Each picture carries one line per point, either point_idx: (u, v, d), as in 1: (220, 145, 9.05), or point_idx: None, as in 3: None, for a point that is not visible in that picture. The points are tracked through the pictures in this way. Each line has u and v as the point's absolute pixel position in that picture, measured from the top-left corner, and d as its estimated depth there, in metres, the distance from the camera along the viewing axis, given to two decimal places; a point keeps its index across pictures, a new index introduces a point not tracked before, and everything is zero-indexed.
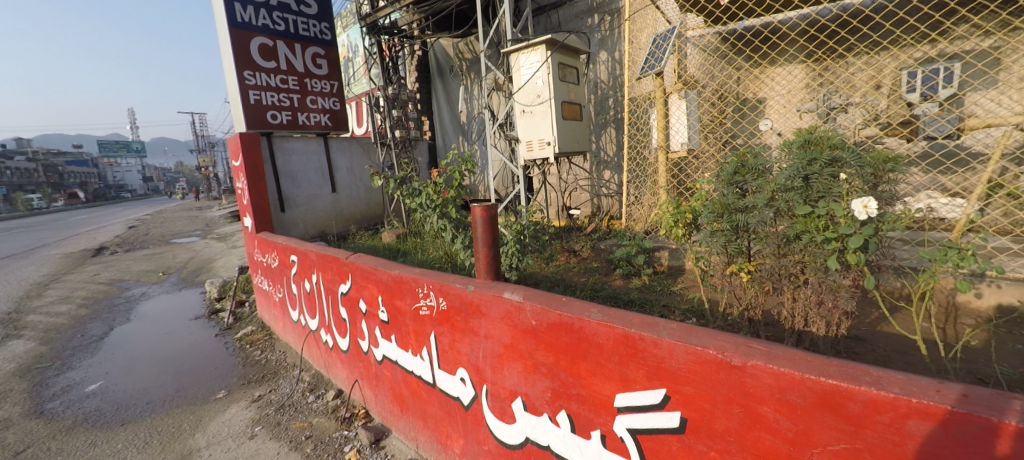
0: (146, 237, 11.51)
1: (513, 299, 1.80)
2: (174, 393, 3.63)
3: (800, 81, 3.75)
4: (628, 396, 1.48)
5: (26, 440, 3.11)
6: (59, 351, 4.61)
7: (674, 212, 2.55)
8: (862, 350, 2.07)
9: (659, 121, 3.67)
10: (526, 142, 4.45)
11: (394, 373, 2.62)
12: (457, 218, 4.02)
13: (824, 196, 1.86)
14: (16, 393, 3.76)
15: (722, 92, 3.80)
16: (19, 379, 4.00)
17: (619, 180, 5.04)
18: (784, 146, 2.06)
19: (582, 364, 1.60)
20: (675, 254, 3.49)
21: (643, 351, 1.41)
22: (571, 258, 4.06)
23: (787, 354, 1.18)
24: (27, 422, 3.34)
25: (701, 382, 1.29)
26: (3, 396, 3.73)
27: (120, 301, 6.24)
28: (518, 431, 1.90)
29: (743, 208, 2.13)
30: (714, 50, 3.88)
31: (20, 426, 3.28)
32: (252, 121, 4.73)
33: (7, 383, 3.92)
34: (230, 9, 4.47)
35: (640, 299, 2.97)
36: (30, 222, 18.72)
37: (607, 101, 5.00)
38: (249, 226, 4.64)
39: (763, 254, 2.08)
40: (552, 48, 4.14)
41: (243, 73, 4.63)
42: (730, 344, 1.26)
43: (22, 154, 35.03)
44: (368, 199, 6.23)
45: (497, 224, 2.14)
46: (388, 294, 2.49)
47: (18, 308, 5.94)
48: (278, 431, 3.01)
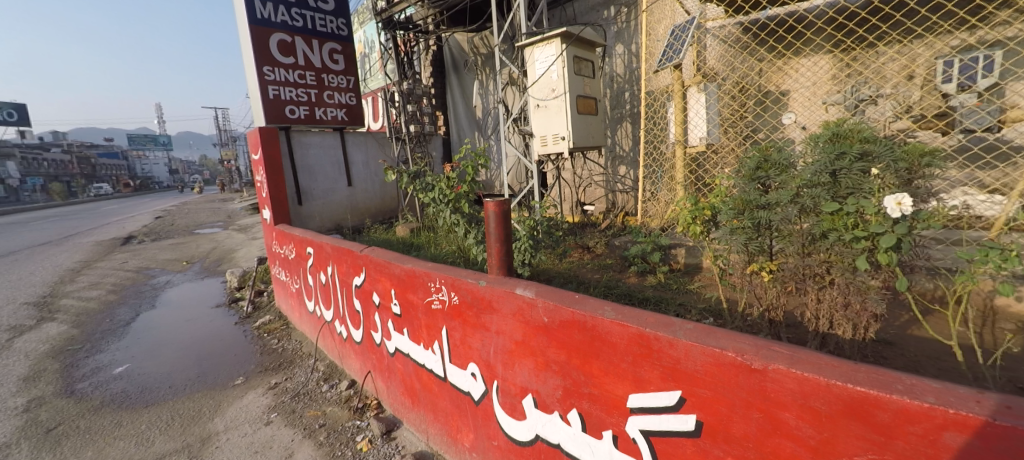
0: (171, 228, 11.80)
1: (526, 295, 1.76)
2: (195, 378, 3.69)
3: (826, 73, 3.54)
4: (641, 397, 1.44)
5: (57, 418, 3.18)
6: (89, 334, 4.73)
7: (691, 208, 2.48)
8: (891, 355, 1.99)
9: (677, 114, 3.70)
10: (540, 137, 4.39)
11: (406, 365, 2.61)
12: (470, 213, 3.99)
13: (854, 193, 1.79)
14: (49, 373, 3.86)
15: (743, 84, 3.71)
16: (51, 360, 4.11)
17: (634, 175, 4.97)
18: (810, 140, 1.98)
19: (595, 363, 1.56)
20: (692, 252, 3.41)
21: (659, 352, 1.37)
22: (585, 255, 4.01)
23: (812, 358, 1.12)
24: (58, 401, 3.42)
25: (718, 385, 1.24)
26: (36, 375, 3.83)
27: (146, 288, 6.39)
28: (529, 428, 1.87)
29: (765, 205, 2.05)
30: (734, 42, 3.78)
31: (51, 405, 3.36)
32: (271, 116, 4.76)
33: (40, 364, 4.03)
34: (250, 6, 4.48)
35: (655, 297, 2.91)
36: (63, 212, 19.36)
37: (623, 95, 4.91)
38: (267, 218, 4.69)
39: (788, 253, 2.01)
40: (567, 41, 4.06)
41: (262, 68, 4.65)
42: (749, 346, 1.20)
43: (53, 147, 36.14)
44: (383, 193, 6.26)
45: (510, 219, 2.10)
46: (401, 288, 2.48)
47: (52, 292, 6.12)
48: (293, 418, 3.03)
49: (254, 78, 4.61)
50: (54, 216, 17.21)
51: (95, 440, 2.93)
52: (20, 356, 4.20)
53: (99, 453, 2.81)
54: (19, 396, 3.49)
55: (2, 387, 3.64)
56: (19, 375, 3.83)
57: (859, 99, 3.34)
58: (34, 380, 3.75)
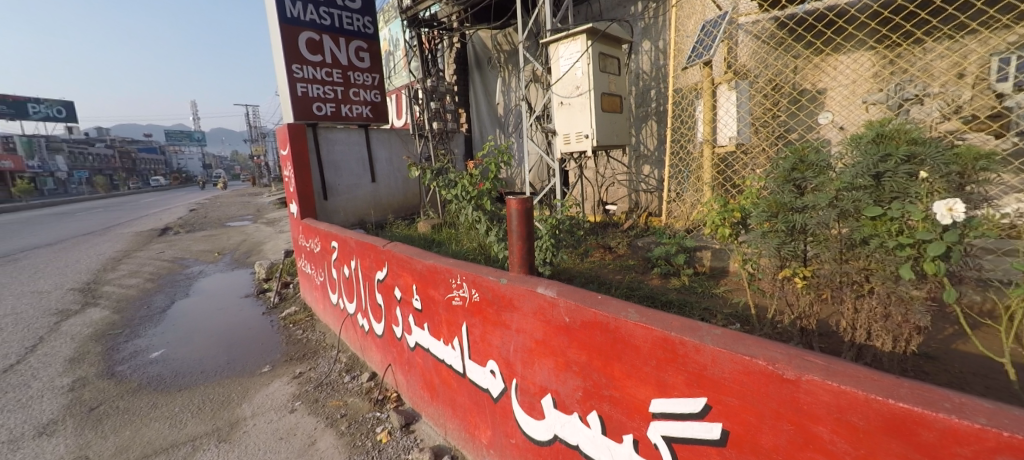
0: (203, 220, 12.21)
1: (547, 294, 1.73)
2: (225, 365, 3.80)
3: (868, 70, 3.38)
4: (664, 402, 1.40)
5: (99, 398, 3.33)
6: (128, 319, 4.93)
7: (720, 210, 2.41)
8: (933, 370, 1.89)
9: (706, 113, 3.67)
10: (563, 135, 4.36)
11: (425, 360, 2.63)
12: (491, 211, 4.00)
13: (898, 198, 1.70)
14: (92, 355, 4.03)
15: (777, 82, 3.57)
16: (94, 343, 4.30)
17: (659, 175, 4.87)
18: (851, 141, 1.89)
19: (617, 365, 1.53)
20: (718, 255, 3.33)
21: (684, 357, 1.32)
22: (607, 255, 3.97)
23: (850, 370, 1.07)
24: (100, 382, 3.57)
25: (747, 394, 1.19)
26: (80, 357, 4.00)
27: (181, 277, 6.63)
28: (547, 428, 1.85)
29: (801, 208, 1.98)
30: (769, 37, 3.65)
31: (94, 385, 3.51)
32: (299, 112, 4.86)
33: (84, 346, 4.22)
34: (280, 5, 4.57)
35: (680, 300, 2.85)
36: (105, 203, 20.27)
37: (648, 93, 4.82)
38: (295, 211, 4.79)
39: (823, 258, 1.94)
40: (593, 38, 4.01)
41: (292, 66, 4.74)
42: (781, 355, 1.15)
43: (97, 141, 37.83)
44: (406, 190, 6.31)
45: (533, 217, 2.08)
46: (422, 283, 2.49)
47: (95, 279, 6.41)
48: (316, 407, 3.09)
49: (284, 75, 4.71)
50: (98, 207, 18.06)
51: (133, 420, 3.05)
52: (66, 338, 4.41)
53: (136, 432, 2.92)
54: (65, 376, 3.66)
55: (50, 367, 3.82)
56: (65, 356, 4.02)
57: (904, 97, 3.16)
58: (78, 361, 3.93)
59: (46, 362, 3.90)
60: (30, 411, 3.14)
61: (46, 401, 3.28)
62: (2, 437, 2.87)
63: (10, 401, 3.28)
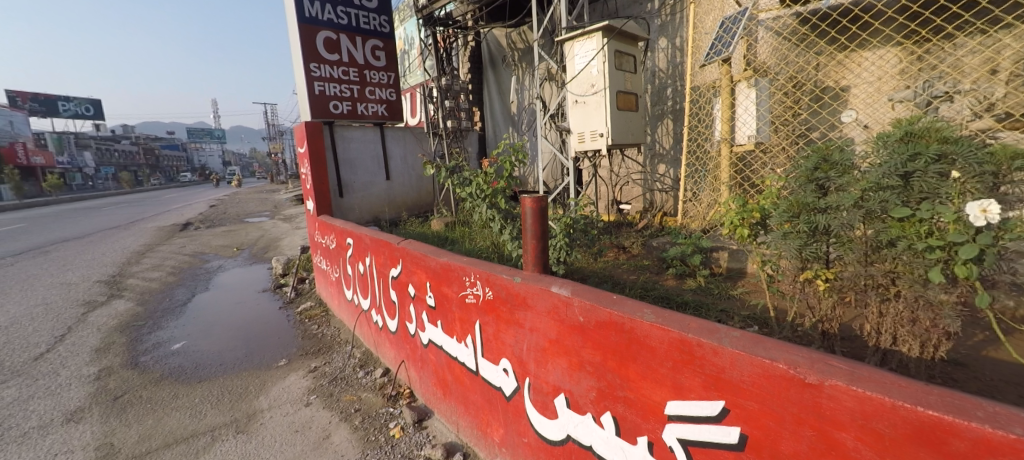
0: (223, 216, 12.47)
1: (561, 293, 1.72)
2: (243, 358, 3.87)
3: (894, 66, 3.21)
4: (680, 404, 1.38)
5: (124, 387, 3.42)
6: (151, 312, 5.06)
7: (739, 209, 2.36)
8: (962, 377, 1.83)
9: (724, 112, 3.63)
10: (578, 134, 4.34)
11: (438, 357, 2.64)
12: (506, 209, 3.99)
13: (929, 198, 1.65)
14: (117, 346, 4.14)
15: (798, 79, 3.49)
16: (119, 334, 4.42)
17: (675, 174, 4.81)
18: (878, 140, 1.84)
19: (632, 366, 1.51)
20: (736, 256, 3.28)
21: (701, 359, 1.30)
22: (621, 255, 3.94)
23: (875, 376, 1.04)
24: (124, 371, 3.67)
25: (766, 398, 1.17)
26: (106, 347, 4.12)
27: (201, 271, 6.77)
28: (560, 427, 1.84)
29: (824, 208, 1.93)
30: (791, 34, 3.55)
31: (118, 375, 3.61)
32: (316, 111, 4.92)
33: (109, 337, 4.34)
34: (299, 5, 4.63)
35: (695, 301, 2.81)
36: (130, 198, 20.86)
37: (665, 91, 4.76)
38: (311, 208, 4.85)
39: (847, 260, 1.89)
40: (608, 35, 3.97)
41: (309, 65, 4.80)
42: (803, 359, 1.13)
43: (122, 139, 38.82)
44: (420, 187, 6.33)
45: (547, 216, 2.06)
46: (436, 281, 2.50)
47: (120, 272, 6.59)
48: (330, 401, 3.13)
49: (302, 74, 4.77)
50: (123, 202, 18.59)
51: (156, 410, 3.13)
52: (92, 328, 4.54)
53: (158, 421, 2.99)
54: (91, 365, 3.77)
55: (77, 356, 3.93)
56: (91, 346, 4.14)
57: (932, 95, 3.00)
58: (104, 351, 4.04)
59: (74, 351, 4.02)
60: (58, 399, 3.24)
61: (73, 389, 3.38)
62: (32, 422, 2.96)
63: (39, 388, 3.39)
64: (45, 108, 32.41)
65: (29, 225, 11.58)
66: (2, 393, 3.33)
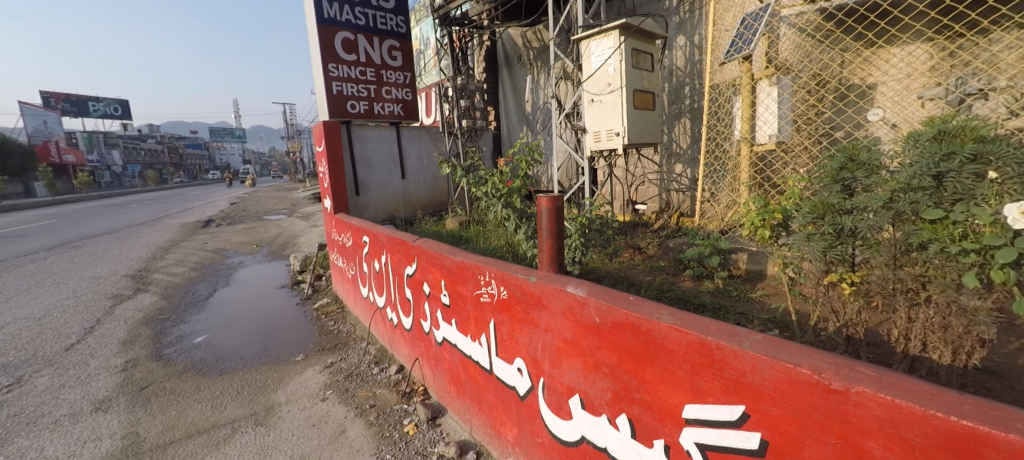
0: (243, 213, 12.72)
1: (577, 294, 1.70)
2: (262, 352, 3.95)
3: (925, 62, 3.10)
4: (698, 408, 1.36)
5: (149, 378, 3.51)
6: (175, 306, 5.19)
7: (760, 209, 2.30)
8: (996, 386, 1.77)
9: (744, 110, 3.57)
10: (593, 132, 4.31)
11: (452, 355, 2.65)
12: (521, 208, 3.98)
13: (963, 200, 1.60)
14: (143, 338, 4.26)
15: (823, 76, 3.39)
16: (144, 327, 4.54)
17: (692, 174, 4.74)
18: (908, 140, 1.79)
19: (648, 368, 1.49)
20: (755, 258, 3.22)
21: (721, 362, 1.28)
22: (636, 255, 3.90)
23: (905, 384, 1.01)
24: (149, 363, 3.77)
25: (789, 403, 1.14)
26: (132, 339, 4.23)
27: (222, 267, 6.92)
28: (575, 428, 1.83)
29: (850, 209, 1.88)
30: (815, 30, 3.43)
31: (144, 366, 3.70)
32: (334, 110, 4.98)
33: (135, 329, 4.47)
34: (318, 6, 4.69)
35: (713, 303, 2.77)
36: (153, 196, 21.41)
37: (682, 89, 4.69)
38: (329, 206, 4.91)
39: (874, 263, 1.83)
40: (626, 33, 3.93)
41: (328, 65, 4.86)
42: (828, 364, 1.10)
43: (147, 137, 39.86)
44: (435, 186, 6.35)
45: (563, 216, 2.05)
46: (451, 279, 2.50)
47: (146, 267, 6.77)
48: (346, 397, 3.16)
49: (320, 74, 4.83)
50: (148, 199, 19.11)
51: (179, 401, 3.21)
52: (119, 321, 4.67)
53: (181, 412, 3.06)
54: (118, 356, 3.88)
55: (105, 348, 4.05)
56: (118, 338, 4.26)
57: (965, 92, 2.92)
58: (130, 343, 4.16)
59: (102, 342, 4.15)
60: (87, 388, 3.35)
61: (102, 379, 3.48)
62: (63, 410, 3.07)
63: (69, 378, 3.51)
64: (75, 108, 33.60)
65: (61, 221, 11.99)
66: (35, 382, 3.45)
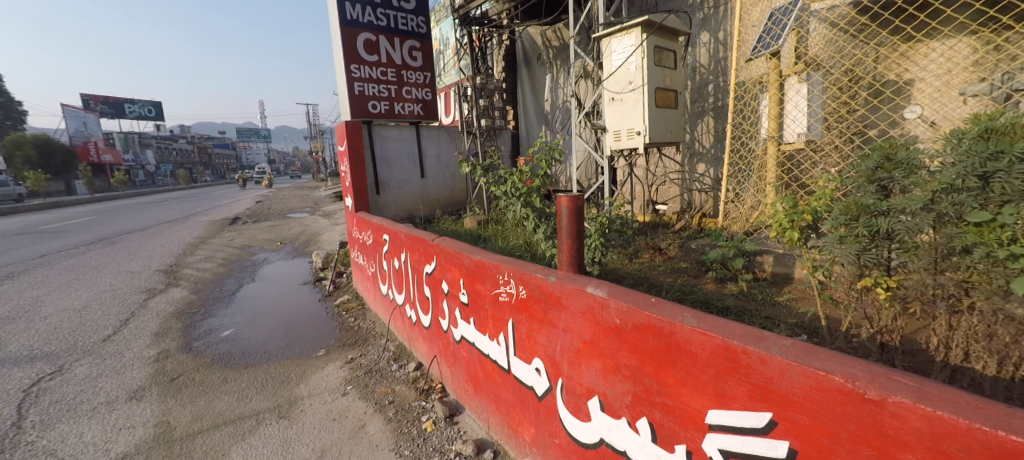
0: (268, 211, 13.02)
1: (597, 294, 1.68)
2: (286, 347, 4.03)
3: (966, 57, 2.87)
4: (722, 414, 1.32)
5: (179, 370, 3.62)
6: (204, 300, 5.34)
7: (789, 210, 2.23)
8: None
9: (772, 108, 3.56)
10: (614, 131, 4.26)
11: (471, 354, 2.65)
12: (540, 208, 3.96)
13: (1011, 202, 1.52)
14: (173, 331, 4.40)
15: (856, 73, 3.23)
16: (175, 320, 4.69)
17: (715, 174, 4.64)
18: (951, 139, 1.71)
19: (670, 372, 1.46)
20: (782, 260, 3.13)
21: (747, 367, 1.23)
22: (657, 256, 3.84)
23: (947, 395, 0.97)
24: (180, 355, 3.89)
25: (819, 412, 1.10)
26: (164, 332, 4.38)
27: (248, 263, 7.09)
28: (593, 430, 1.81)
29: (886, 211, 1.81)
30: (848, 24, 3.29)
31: (175, 358, 3.82)
32: (356, 110, 5.04)
33: (166, 322, 4.61)
34: (341, 8, 4.76)
35: (738, 307, 2.70)
36: (183, 194, 22.11)
37: (706, 87, 4.60)
38: (350, 205, 4.98)
39: (913, 268, 1.76)
40: (648, 31, 3.87)
41: (350, 66, 4.93)
42: (863, 372, 1.06)
43: (179, 137, 41.21)
44: (454, 185, 6.37)
45: (584, 216, 2.03)
46: (470, 278, 2.51)
47: (176, 262, 6.99)
48: (366, 392, 3.20)
49: (343, 75, 4.90)
50: (180, 197, 19.77)
51: (207, 392, 3.30)
52: (152, 314, 4.84)
53: (209, 403, 3.15)
54: (152, 348, 4.01)
55: (139, 339, 4.20)
56: (151, 330, 4.41)
57: (1013, 87, 2.67)
58: (162, 335, 4.30)
59: (136, 334, 4.30)
60: (123, 378, 3.47)
61: (135, 370, 3.61)
62: (100, 398, 3.19)
63: (106, 367, 3.64)
64: (111, 109, 35.00)
65: (98, 218, 12.48)
66: (74, 370, 3.60)
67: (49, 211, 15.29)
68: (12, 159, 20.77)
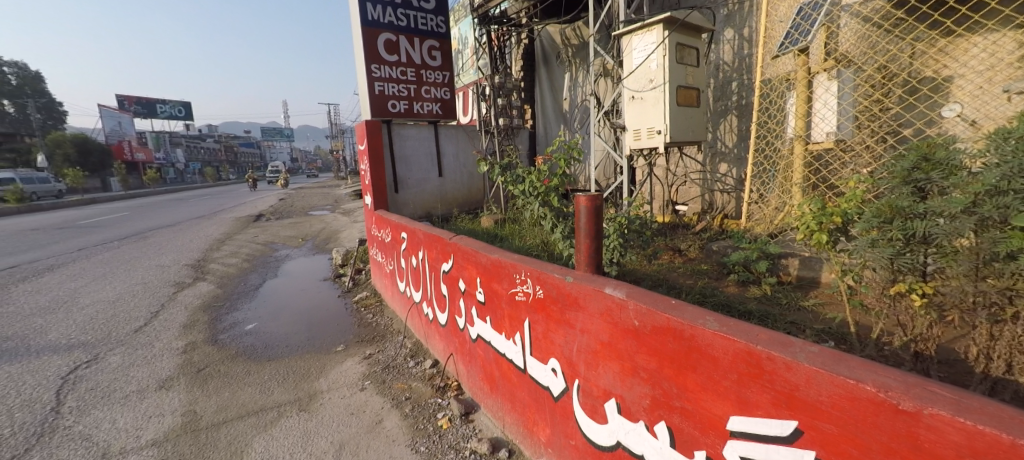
0: (290, 208, 13.29)
1: (615, 295, 1.65)
2: (306, 341, 4.10)
3: (1012, 52, 2.72)
4: (745, 421, 1.28)
5: (205, 361, 3.71)
6: (229, 294, 5.48)
7: (817, 212, 2.15)
8: None
9: (799, 107, 3.50)
10: (633, 131, 4.21)
11: (486, 353, 2.64)
12: (558, 207, 3.93)
13: None
14: (200, 323, 4.52)
15: (890, 69, 3.09)
16: (202, 313, 4.82)
17: (738, 174, 4.53)
18: (994, 139, 1.62)
19: (690, 376, 1.42)
20: (808, 264, 3.04)
21: (771, 373, 1.19)
22: (676, 258, 3.78)
23: (987, 408, 0.92)
24: (206, 347, 3.99)
25: (849, 422, 1.06)
26: (191, 324, 4.50)
27: (271, 259, 7.25)
28: (610, 433, 1.78)
29: (923, 213, 1.73)
30: (883, 19, 3.16)
31: (201, 349, 3.93)
32: (376, 110, 5.09)
33: (194, 315, 4.75)
34: (363, 8, 4.82)
35: (761, 311, 2.63)
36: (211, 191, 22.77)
37: (729, 85, 4.50)
38: (369, 203, 5.03)
39: (952, 274, 1.68)
40: (670, 28, 3.80)
41: (370, 66, 4.99)
42: (897, 382, 1.01)
43: (207, 136, 42.44)
44: (471, 184, 6.37)
45: (602, 215, 1.99)
46: (486, 277, 2.50)
47: (204, 257, 7.19)
48: (383, 388, 3.23)
49: (363, 75, 4.96)
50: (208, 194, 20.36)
51: (232, 383, 3.38)
52: (180, 306, 4.98)
53: (233, 394, 3.22)
54: (180, 339, 4.13)
55: (168, 331, 4.33)
56: (180, 322, 4.54)
57: None
58: (190, 328, 4.42)
59: (166, 326, 4.43)
60: (152, 367, 3.59)
61: (165, 360, 3.72)
62: (132, 387, 3.29)
63: (138, 357, 3.77)
64: (144, 108, 36.25)
65: (132, 213, 12.94)
66: (108, 359, 3.73)
67: (86, 207, 15.92)
68: (54, 157, 21.77)
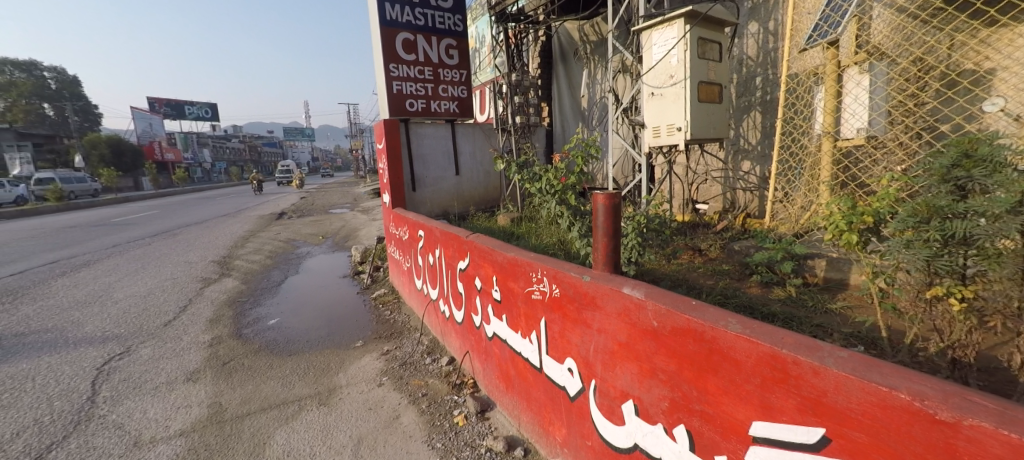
0: (312, 207, 13.52)
1: (634, 295, 1.62)
2: (326, 337, 4.16)
3: None
4: (768, 426, 1.23)
5: (231, 355, 3.80)
6: (253, 290, 5.60)
7: (846, 212, 2.07)
8: None
9: (828, 103, 3.38)
10: (653, 128, 4.14)
11: (502, 351, 2.63)
12: (575, 206, 3.88)
13: None
14: (225, 318, 4.63)
15: (926, 62, 2.95)
16: (227, 308, 4.94)
17: (761, 172, 4.42)
18: None
19: (711, 379, 1.37)
20: (835, 265, 2.94)
21: (797, 379, 1.15)
22: (696, 258, 3.71)
23: None
24: (231, 341, 4.08)
25: (880, 431, 1.01)
26: (217, 318, 4.61)
27: (293, 256, 7.38)
28: (627, 435, 1.74)
29: (962, 213, 1.65)
30: (919, 10, 3.01)
31: (226, 343, 4.02)
32: (394, 109, 5.12)
33: (220, 309, 4.86)
34: (381, 9, 4.85)
35: (786, 313, 2.55)
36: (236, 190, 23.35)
37: (753, 80, 4.38)
38: (387, 201, 5.07)
39: (994, 277, 1.59)
40: (691, 22, 3.71)
41: (388, 65, 5.02)
42: (933, 391, 0.96)
43: (232, 136, 43.55)
44: (488, 182, 6.37)
45: (620, 214, 1.95)
46: (503, 275, 2.49)
47: (229, 254, 7.37)
48: (400, 384, 3.25)
49: (382, 74, 5.00)
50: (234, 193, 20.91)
51: (255, 376, 3.45)
52: (206, 301, 5.11)
53: (257, 387, 3.29)
54: (206, 333, 4.23)
55: (196, 325, 4.45)
56: (206, 316, 4.66)
57: None
58: (216, 322, 4.53)
59: (193, 320, 4.55)
60: (181, 360, 3.69)
61: (192, 353, 3.82)
62: (161, 378, 3.39)
63: (167, 350, 3.87)
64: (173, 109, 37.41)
65: (164, 212, 13.38)
66: (139, 351, 3.85)
67: (121, 205, 16.54)
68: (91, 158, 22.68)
